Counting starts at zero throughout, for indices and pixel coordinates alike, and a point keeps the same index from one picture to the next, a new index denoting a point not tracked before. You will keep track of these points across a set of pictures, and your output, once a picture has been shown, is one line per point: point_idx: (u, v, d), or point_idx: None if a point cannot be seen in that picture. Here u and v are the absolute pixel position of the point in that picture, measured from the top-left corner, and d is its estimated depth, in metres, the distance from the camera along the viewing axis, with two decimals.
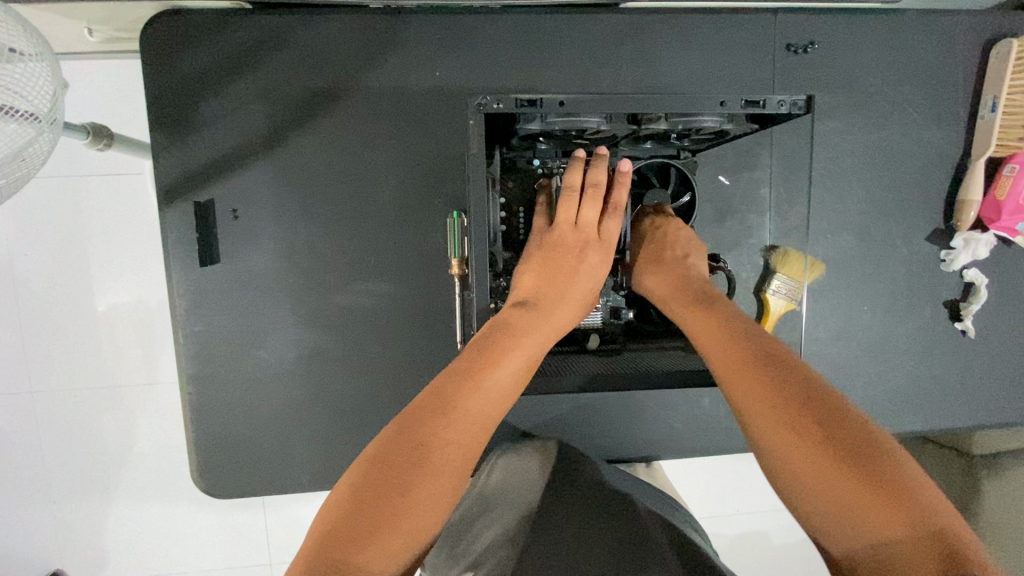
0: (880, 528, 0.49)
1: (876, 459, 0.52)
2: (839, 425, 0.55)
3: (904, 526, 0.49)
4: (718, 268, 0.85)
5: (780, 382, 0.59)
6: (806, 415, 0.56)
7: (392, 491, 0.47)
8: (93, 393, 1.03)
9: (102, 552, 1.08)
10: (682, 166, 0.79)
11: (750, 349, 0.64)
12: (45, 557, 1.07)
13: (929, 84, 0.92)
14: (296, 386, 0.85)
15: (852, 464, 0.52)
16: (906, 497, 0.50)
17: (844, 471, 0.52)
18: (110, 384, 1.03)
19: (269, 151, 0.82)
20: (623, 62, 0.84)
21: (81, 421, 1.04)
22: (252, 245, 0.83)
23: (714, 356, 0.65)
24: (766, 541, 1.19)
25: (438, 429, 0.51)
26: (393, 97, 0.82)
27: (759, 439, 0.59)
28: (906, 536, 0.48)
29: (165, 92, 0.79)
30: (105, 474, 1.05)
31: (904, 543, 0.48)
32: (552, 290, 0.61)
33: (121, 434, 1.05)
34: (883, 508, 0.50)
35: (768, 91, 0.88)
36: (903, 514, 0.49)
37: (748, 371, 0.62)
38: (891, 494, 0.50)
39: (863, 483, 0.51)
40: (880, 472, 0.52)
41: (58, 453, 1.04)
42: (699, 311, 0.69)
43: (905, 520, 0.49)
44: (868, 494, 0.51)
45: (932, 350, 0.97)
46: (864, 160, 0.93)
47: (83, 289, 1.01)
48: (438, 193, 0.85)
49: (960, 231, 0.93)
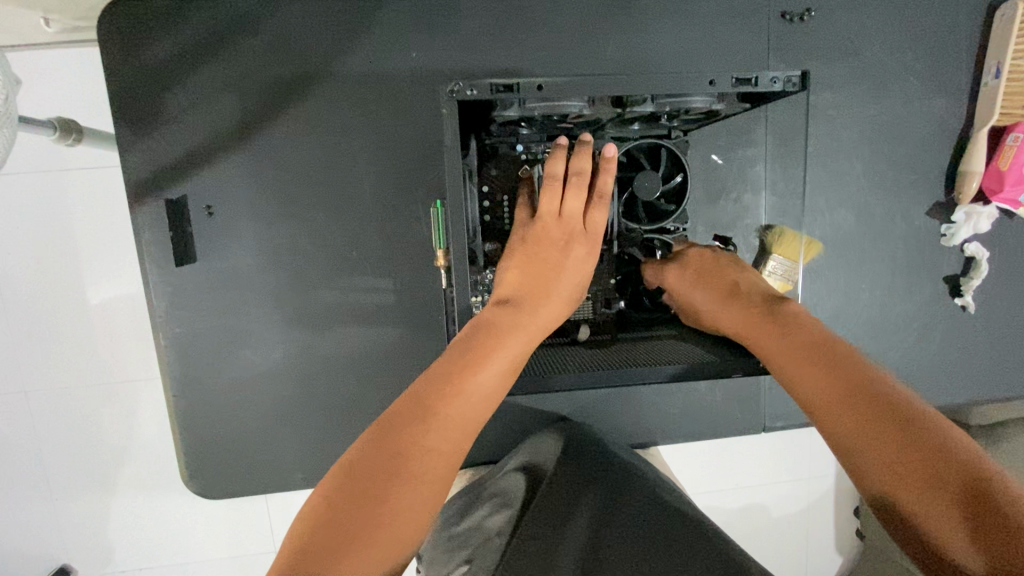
0: (945, 520, 0.47)
1: (941, 447, 0.49)
2: (899, 413, 0.52)
3: (970, 518, 0.46)
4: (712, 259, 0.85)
5: (830, 369, 0.58)
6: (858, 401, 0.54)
7: (370, 500, 0.45)
8: (74, 400, 1.00)
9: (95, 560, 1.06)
10: (673, 146, 0.74)
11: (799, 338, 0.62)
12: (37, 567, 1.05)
13: (930, 51, 0.88)
14: (283, 384, 0.84)
15: (911, 452, 0.50)
16: (976, 486, 0.47)
17: (904, 461, 0.50)
18: (104, 381, 1.00)
19: (240, 143, 0.78)
20: (610, 37, 0.80)
21: (64, 427, 1.01)
22: (230, 242, 0.80)
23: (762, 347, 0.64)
24: (765, 520, 1.19)
25: (417, 436, 0.49)
26: (369, 82, 0.78)
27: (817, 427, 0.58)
28: (977, 528, 0.45)
29: (130, 84, 0.76)
30: (92, 481, 1.03)
31: (978, 536, 0.45)
32: (536, 286, 0.59)
33: (121, 427, 1.01)
34: (951, 498, 0.47)
35: (762, 63, 0.84)
36: (971, 505, 0.46)
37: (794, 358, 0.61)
38: (960, 484, 0.47)
39: (926, 473, 0.49)
40: (944, 460, 0.49)
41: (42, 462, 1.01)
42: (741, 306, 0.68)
43: (978, 512, 0.46)
44: (931, 484, 0.48)
45: (932, 326, 0.95)
46: (863, 133, 0.89)
47: (56, 291, 0.97)
48: (420, 182, 0.81)
49: (962, 204, 0.90)
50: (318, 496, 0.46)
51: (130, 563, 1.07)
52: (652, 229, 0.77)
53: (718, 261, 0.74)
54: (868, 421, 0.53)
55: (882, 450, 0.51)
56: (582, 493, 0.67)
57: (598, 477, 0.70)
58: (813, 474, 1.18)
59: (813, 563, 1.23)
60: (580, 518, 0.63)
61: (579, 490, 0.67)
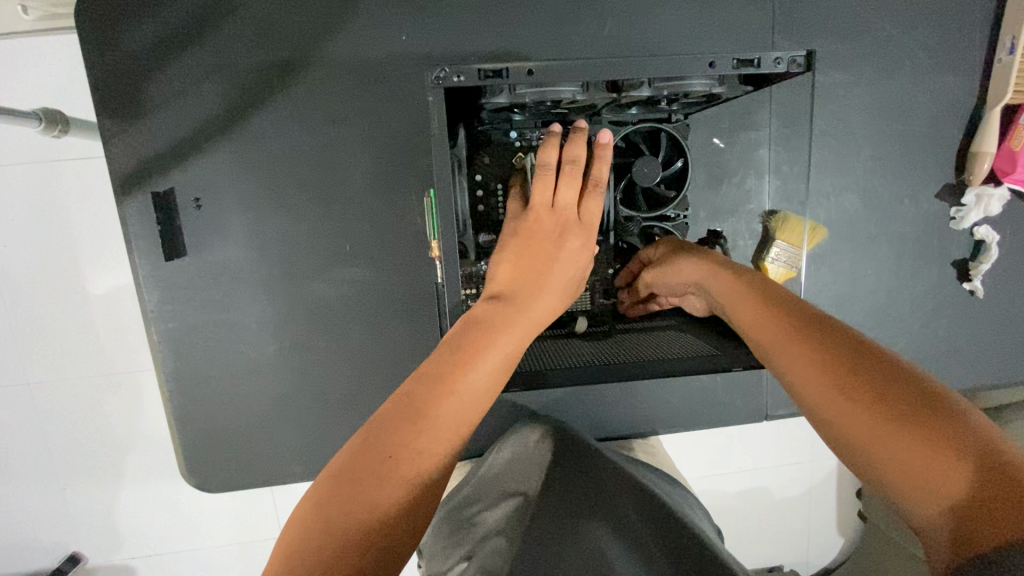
0: (939, 482, 0.42)
1: (939, 413, 0.45)
2: (893, 378, 0.48)
3: (972, 477, 0.41)
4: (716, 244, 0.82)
5: (809, 333, 0.55)
6: (837, 357, 0.52)
7: (359, 502, 0.44)
8: (66, 397, 0.98)
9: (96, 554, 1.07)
10: (673, 130, 0.72)
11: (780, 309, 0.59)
12: (40, 561, 1.06)
13: (942, 26, 0.85)
14: (278, 377, 0.83)
15: (905, 416, 0.46)
16: (980, 447, 0.42)
17: (894, 423, 0.46)
18: (107, 372, 0.98)
19: (226, 132, 0.76)
20: (607, 18, 0.78)
21: (56, 424, 0.99)
22: (220, 234, 0.78)
23: (747, 323, 0.61)
24: (766, 505, 1.19)
25: (407, 438, 0.48)
26: (358, 68, 0.76)
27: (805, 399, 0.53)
28: (975, 489, 0.41)
29: (113, 74, 0.73)
30: (89, 478, 1.02)
31: (976, 497, 0.40)
32: (530, 280, 0.57)
33: (125, 417, 1.00)
34: (936, 447, 0.43)
35: (765, 43, 0.81)
36: (974, 465, 0.41)
37: (775, 327, 0.58)
38: (958, 444, 0.43)
39: (920, 434, 0.44)
40: (929, 411, 0.45)
41: (37, 459, 1.00)
42: (724, 282, 0.65)
43: (980, 472, 0.41)
44: (926, 445, 0.44)
45: (939, 312, 0.93)
46: (871, 114, 0.86)
47: (43, 286, 0.94)
48: (412, 171, 0.79)
49: (973, 186, 0.87)
50: (306, 501, 0.45)
51: (135, 552, 1.07)
52: (652, 217, 0.76)
53: (702, 250, 0.72)
54: (852, 383, 0.49)
55: (873, 415, 0.47)
56: (579, 489, 0.64)
57: (594, 471, 0.68)
58: (814, 459, 1.17)
59: (813, 547, 1.23)
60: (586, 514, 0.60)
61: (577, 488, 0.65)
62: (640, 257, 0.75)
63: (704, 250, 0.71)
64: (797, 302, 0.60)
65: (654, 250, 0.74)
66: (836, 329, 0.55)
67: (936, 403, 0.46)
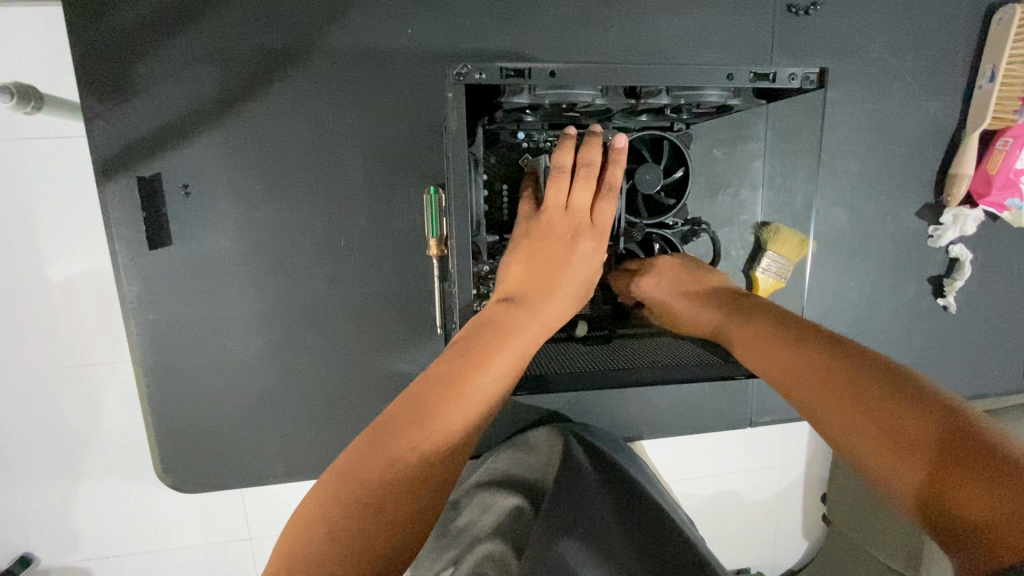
0: (908, 473, 0.49)
1: (922, 426, 0.49)
2: (882, 395, 0.53)
3: (928, 464, 0.48)
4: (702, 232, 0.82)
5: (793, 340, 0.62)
6: (818, 363, 0.59)
7: (363, 510, 0.43)
8: (29, 387, 0.93)
9: (54, 554, 1.01)
10: (675, 139, 0.73)
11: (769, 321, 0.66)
12: None
13: (929, 51, 0.88)
14: (264, 373, 0.80)
15: (874, 412, 0.53)
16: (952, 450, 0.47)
17: (881, 437, 0.51)
18: (73, 362, 0.93)
19: (219, 116, 0.73)
20: (615, 23, 0.78)
21: (15, 416, 0.93)
22: (207, 223, 0.75)
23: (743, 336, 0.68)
24: (742, 509, 1.22)
25: (414, 440, 0.47)
26: (361, 57, 0.74)
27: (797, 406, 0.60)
28: (936, 480, 0.47)
29: (97, 48, 0.69)
30: (49, 474, 0.96)
31: (936, 486, 0.47)
32: (542, 283, 0.57)
33: (90, 409, 0.95)
34: (903, 438, 0.50)
35: (764, 57, 0.83)
36: (932, 456, 0.48)
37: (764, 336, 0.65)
38: (922, 443, 0.49)
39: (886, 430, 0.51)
40: (893, 405, 0.52)
41: None
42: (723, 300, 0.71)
43: (948, 478, 0.46)
44: (899, 454, 0.50)
45: (914, 326, 0.97)
46: (860, 132, 0.89)
47: (9, 268, 0.88)
48: (413, 166, 0.78)
49: (950, 206, 0.91)
50: (308, 502, 0.44)
51: (95, 552, 1.02)
52: (652, 224, 0.76)
53: (701, 269, 0.75)
54: (828, 384, 0.57)
55: (851, 413, 0.54)
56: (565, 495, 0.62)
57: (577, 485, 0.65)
58: (788, 463, 1.21)
59: (782, 549, 1.27)
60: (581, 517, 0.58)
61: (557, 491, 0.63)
62: (630, 269, 0.76)
63: (702, 271, 0.75)
64: (784, 314, 0.66)
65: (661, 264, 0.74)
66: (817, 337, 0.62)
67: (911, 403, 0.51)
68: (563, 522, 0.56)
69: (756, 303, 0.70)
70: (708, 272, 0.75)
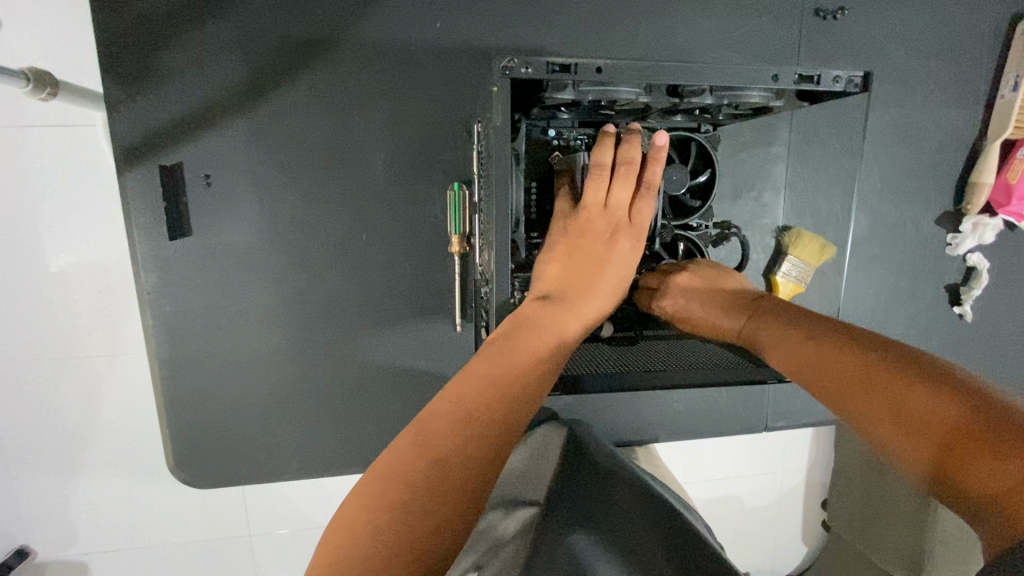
0: (926, 458, 0.48)
1: (938, 405, 0.48)
2: (891, 377, 0.52)
3: (944, 446, 0.47)
4: (733, 235, 0.79)
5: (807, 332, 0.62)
6: (830, 352, 0.58)
7: (410, 510, 0.43)
8: (35, 378, 0.91)
9: (55, 548, 0.99)
10: (704, 140, 0.73)
11: (784, 315, 0.65)
12: None
13: (953, 59, 0.88)
14: (281, 367, 0.79)
15: (887, 398, 0.52)
16: (967, 427, 0.46)
17: (894, 420, 0.51)
18: (83, 353, 0.91)
19: (243, 106, 0.72)
20: (644, 22, 0.78)
21: (19, 407, 0.91)
22: (229, 215, 0.74)
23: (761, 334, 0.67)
24: (750, 513, 1.22)
25: (456, 440, 0.47)
26: (388, 50, 0.73)
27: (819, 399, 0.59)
28: (950, 462, 0.46)
29: (121, 34, 0.68)
30: (51, 465, 0.95)
31: (951, 468, 0.46)
32: (579, 282, 0.57)
33: (105, 399, 0.94)
34: (917, 422, 0.49)
35: (791, 61, 0.83)
36: (946, 438, 0.47)
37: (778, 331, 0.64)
38: (936, 426, 0.48)
39: (900, 416, 0.51)
40: (906, 388, 0.51)
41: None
42: (738, 297, 0.70)
43: (961, 456, 0.45)
44: (918, 440, 0.49)
45: (930, 333, 0.97)
46: (883, 139, 0.89)
47: (19, 257, 0.86)
48: (437, 161, 0.77)
49: (970, 215, 0.92)
50: (351, 502, 0.45)
51: (96, 546, 1.00)
52: (678, 225, 0.76)
53: (716, 271, 0.73)
54: (841, 374, 0.56)
55: (866, 402, 0.53)
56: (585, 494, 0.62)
57: (596, 483, 0.65)
58: (797, 468, 1.21)
59: (789, 554, 1.27)
60: (601, 518, 0.58)
61: (576, 492, 0.63)
62: (649, 286, 0.73)
63: (717, 274, 0.73)
64: (798, 308, 0.66)
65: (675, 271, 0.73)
66: (832, 328, 0.61)
67: (924, 384, 0.50)
68: (587, 521, 0.57)
69: (772, 299, 0.69)
70: (724, 274, 0.73)
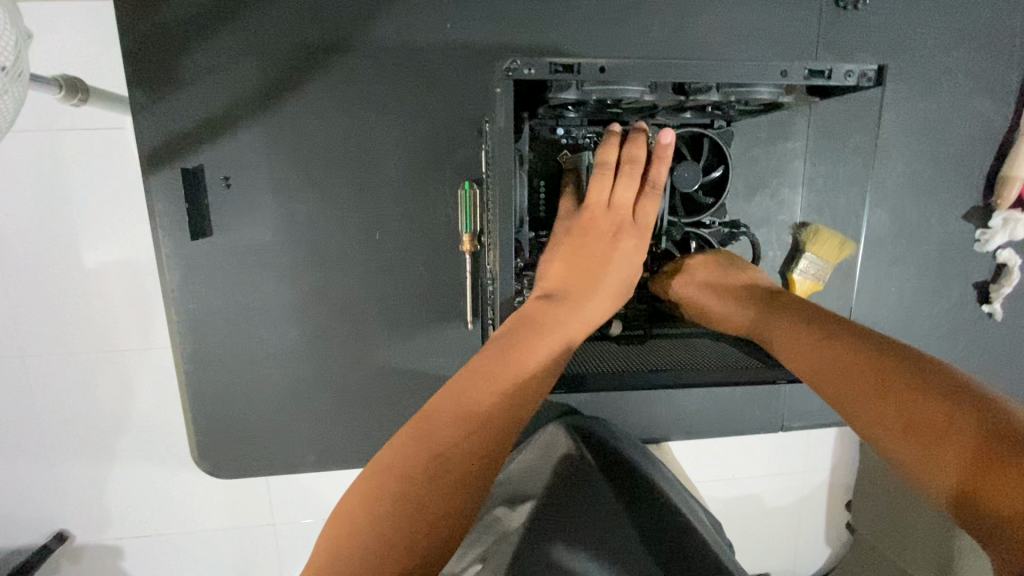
0: (947, 472, 0.47)
1: (959, 417, 0.47)
2: (908, 387, 0.51)
3: (967, 462, 0.45)
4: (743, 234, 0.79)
5: (822, 334, 0.60)
6: (846, 357, 0.57)
7: (409, 506, 0.45)
8: (71, 371, 0.95)
9: (89, 532, 1.04)
10: (716, 136, 0.72)
11: (798, 316, 0.64)
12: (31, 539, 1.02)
13: (984, 48, 0.85)
14: (298, 363, 0.81)
15: (904, 408, 0.51)
16: (985, 439, 0.45)
17: (910, 430, 0.50)
18: (113, 346, 0.95)
19: (261, 109, 0.74)
20: (657, 17, 0.77)
21: (55, 398, 0.96)
22: (247, 216, 0.76)
23: (774, 334, 0.65)
24: (767, 513, 1.20)
25: (456, 438, 0.48)
26: (401, 51, 0.74)
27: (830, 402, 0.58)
28: (976, 480, 0.44)
29: (146, 42, 0.70)
30: (85, 453, 0.99)
31: (976, 486, 0.44)
32: (583, 281, 0.57)
33: (134, 390, 0.98)
34: (939, 435, 0.48)
35: (809, 54, 0.81)
36: (968, 454, 0.46)
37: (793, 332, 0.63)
38: (959, 441, 0.46)
39: (918, 428, 0.49)
40: (924, 400, 0.50)
41: (35, 433, 0.97)
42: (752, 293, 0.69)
43: (983, 470, 0.44)
44: (938, 452, 0.47)
45: (956, 332, 0.94)
46: (907, 132, 0.86)
47: (53, 256, 0.91)
48: (448, 161, 0.78)
49: (1000, 210, 0.88)
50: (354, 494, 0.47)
51: (130, 531, 1.05)
52: (689, 223, 0.75)
53: (731, 266, 0.73)
54: (857, 380, 0.55)
55: (883, 410, 0.52)
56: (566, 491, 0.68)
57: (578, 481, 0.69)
58: (818, 469, 1.18)
59: (809, 555, 1.25)
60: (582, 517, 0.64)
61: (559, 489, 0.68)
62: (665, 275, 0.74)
63: (733, 269, 0.72)
64: (814, 308, 0.64)
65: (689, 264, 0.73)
66: (847, 332, 0.59)
67: (945, 396, 0.49)
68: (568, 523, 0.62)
69: (788, 298, 0.67)
70: (740, 268, 0.72)
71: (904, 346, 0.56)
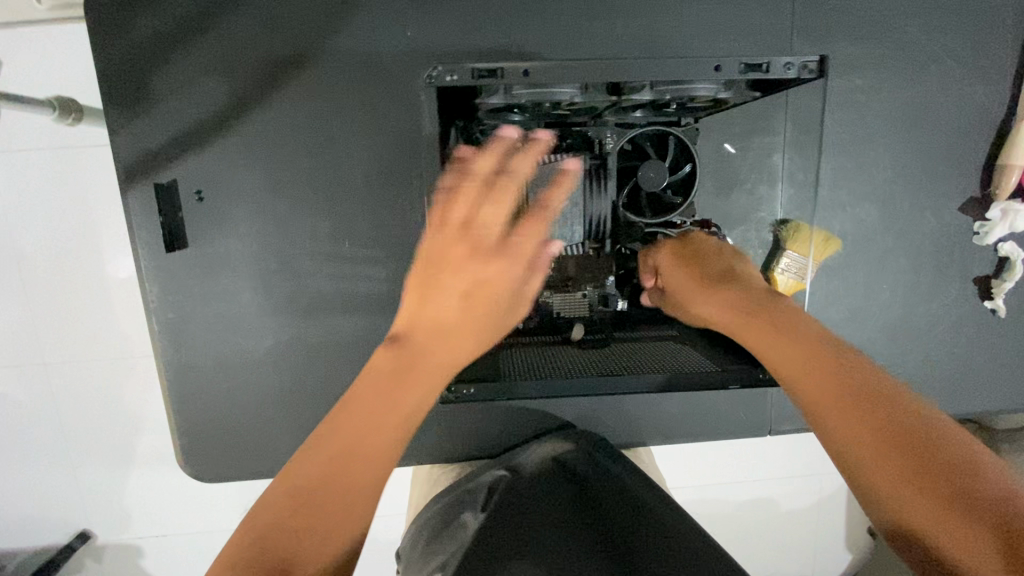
0: (952, 537, 0.49)
1: (982, 491, 0.50)
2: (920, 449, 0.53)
3: (981, 536, 0.48)
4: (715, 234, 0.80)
5: (839, 372, 0.60)
6: (861, 403, 0.57)
7: (302, 511, 0.54)
8: (69, 380, 0.99)
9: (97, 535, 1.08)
10: (681, 133, 0.76)
11: (806, 342, 0.63)
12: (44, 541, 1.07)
13: (973, 31, 0.81)
14: (276, 369, 0.83)
15: (918, 465, 0.52)
16: (1001, 527, 0.47)
17: (918, 485, 0.52)
18: (108, 355, 0.99)
19: (231, 124, 0.76)
20: (619, 16, 0.76)
21: (57, 406, 1.00)
22: (221, 227, 0.78)
23: (773, 354, 0.65)
24: (767, 518, 1.17)
25: (347, 454, 0.58)
26: (362, 59, 0.75)
27: (828, 435, 0.58)
28: (985, 554, 0.47)
29: (118, 64, 0.73)
30: (87, 460, 1.03)
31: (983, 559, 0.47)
32: (481, 306, 0.69)
33: (128, 398, 1.01)
34: (953, 503, 0.50)
35: (781, 45, 0.78)
36: (984, 527, 0.48)
37: (805, 361, 0.62)
38: (970, 516, 0.49)
39: (932, 491, 0.51)
40: (944, 467, 0.51)
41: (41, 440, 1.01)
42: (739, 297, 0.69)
43: (999, 547, 0.47)
44: (948, 516, 0.49)
45: (956, 330, 0.89)
46: (893, 122, 0.83)
47: (47, 270, 0.94)
48: (414, 168, 0.78)
49: (999, 200, 0.83)
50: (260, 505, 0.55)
51: (133, 533, 1.08)
52: (655, 225, 0.79)
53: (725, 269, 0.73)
54: (871, 429, 0.56)
55: (892, 463, 0.53)
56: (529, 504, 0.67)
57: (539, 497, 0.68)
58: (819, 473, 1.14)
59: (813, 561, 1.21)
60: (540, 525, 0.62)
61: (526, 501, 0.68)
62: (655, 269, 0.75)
63: (724, 268, 0.73)
64: (820, 335, 0.64)
65: (681, 264, 0.74)
66: (863, 374, 0.59)
67: (960, 464, 0.51)
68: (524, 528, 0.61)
69: (788, 314, 0.67)
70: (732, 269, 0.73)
71: (905, 394, 0.58)
